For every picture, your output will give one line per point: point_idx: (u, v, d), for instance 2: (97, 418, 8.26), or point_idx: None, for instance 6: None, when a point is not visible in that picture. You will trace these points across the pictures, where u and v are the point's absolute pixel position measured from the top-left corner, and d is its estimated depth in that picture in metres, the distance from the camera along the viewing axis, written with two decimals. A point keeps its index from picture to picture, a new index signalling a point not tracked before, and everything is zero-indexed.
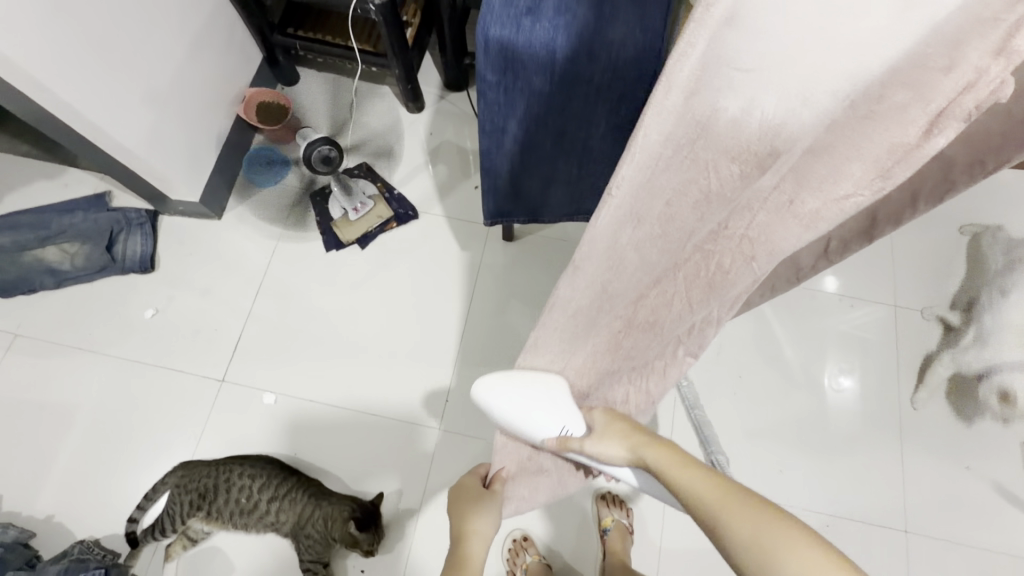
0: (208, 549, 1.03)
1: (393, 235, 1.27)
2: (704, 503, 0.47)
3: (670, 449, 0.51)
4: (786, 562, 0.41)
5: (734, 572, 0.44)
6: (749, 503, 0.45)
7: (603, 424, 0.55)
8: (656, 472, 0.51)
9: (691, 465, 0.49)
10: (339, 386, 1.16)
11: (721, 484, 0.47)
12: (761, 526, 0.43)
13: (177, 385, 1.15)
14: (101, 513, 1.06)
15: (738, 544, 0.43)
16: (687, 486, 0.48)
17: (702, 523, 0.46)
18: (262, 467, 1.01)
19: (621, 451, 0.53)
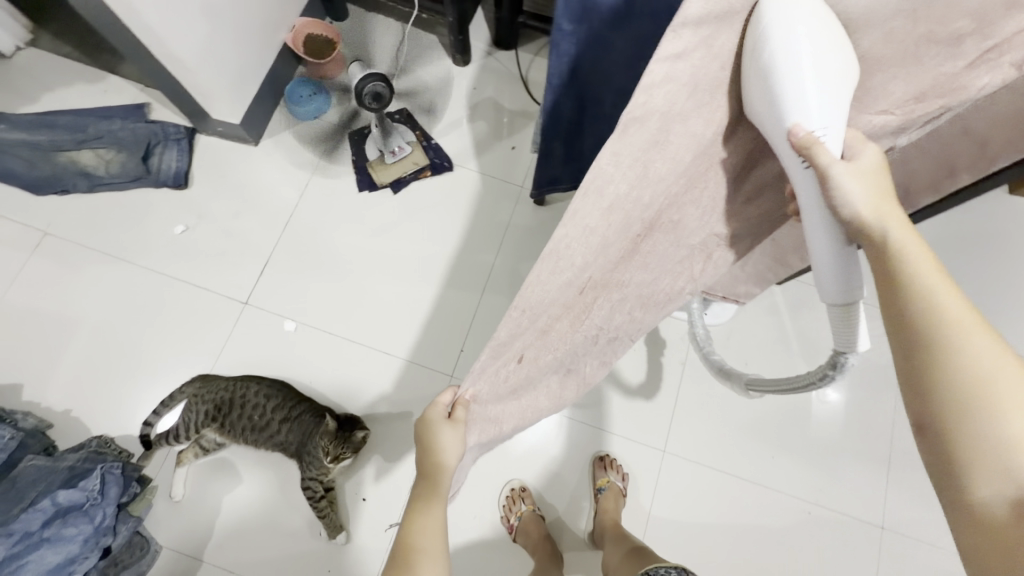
0: (218, 460, 1.07)
1: (425, 184, 1.28)
2: (947, 319, 0.38)
3: (923, 240, 0.41)
4: (1016, 415, 0.35)
5: (920, 420, 0.38)
6: (1002, 347, 0.37)
7: (870, 167, 0.43)
8: (892, 256, 0.41)
9: (931, 259, 0.40)
10: (357, 320, 1.18)
11: (968, 305, 0.38)
12: (982, 349, 0.37)
13: (201, 302, 1.17)
14: (115, 415, 1.09)
15: (965, 367, 0.36)
16: (926, 285, 0.39)
17: (931, 339, 0.38)
18: (278, 389, 1.05)
19: (865, 205, 0.42)
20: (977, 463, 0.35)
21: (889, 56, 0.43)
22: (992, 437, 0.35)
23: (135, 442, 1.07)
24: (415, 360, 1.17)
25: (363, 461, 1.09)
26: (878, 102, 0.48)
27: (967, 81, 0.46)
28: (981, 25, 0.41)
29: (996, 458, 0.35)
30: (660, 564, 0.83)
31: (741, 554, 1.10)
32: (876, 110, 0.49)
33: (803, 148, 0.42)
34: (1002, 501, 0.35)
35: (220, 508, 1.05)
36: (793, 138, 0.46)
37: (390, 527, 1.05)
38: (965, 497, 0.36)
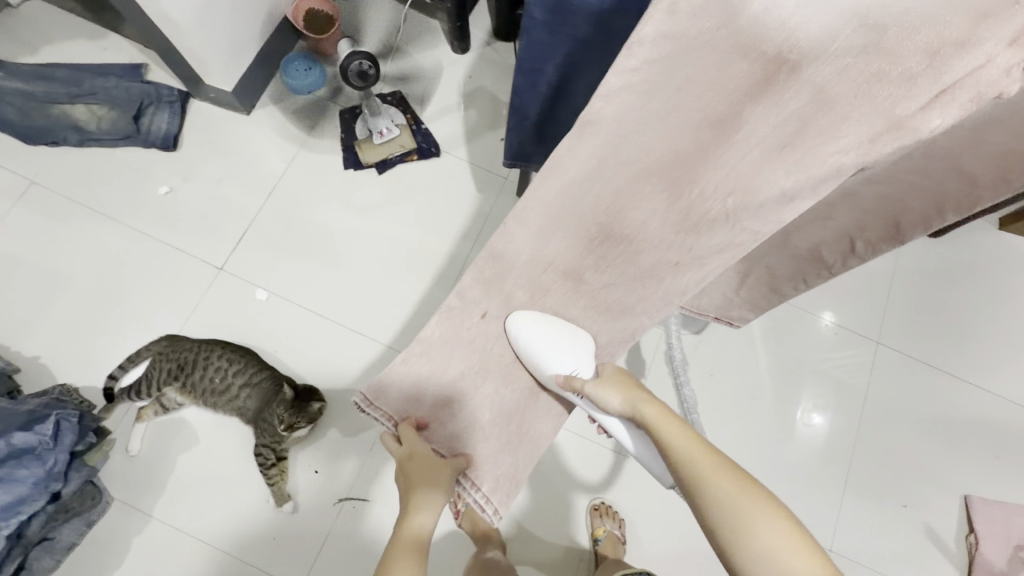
0: (177, 420, 1.09)
1: (411, 167, 1.29)
2: (701, 482, 0.56)
3: (663, 407, 0.63)
4: (762, 535, 0.51)
5: (718, 550, 0.54)
6: (738, 478, 0.55)
7: (611, 378, 0.66)
8: (651, 426, 0.62)
9: (687, 434, 0.59)
10: (328, 296, 1.19)
11: (709, 457, 0.57)
12: (727, 501, 0.54)
13: (177, 263, 1.18)
14: (81, 367, 1.10)
15: (717, 506, 0.54)
16: (685, 457, 0.58)
17: (691, 486, 0.56)
18: (241, 355, 1.06)
19: (619, 400, 0.65)
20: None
21: (840, 94, 0.52)
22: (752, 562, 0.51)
23: (98, 395, 1.09)
24: (380, 340, 1.18)
25: (320, 433, 1.11)
26: (831, 142, 0.53)
27: (917, 126, 0.51)
28: (931, 64, 0.49)
29: (764, 569, 0.50)
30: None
31: (686, 561, 1.11)
32: (831, 149, 0.53)
33: (568, 387, 0.66)
34: None
35: (175, 466, 1.07)
36: (746, 157, 0.56)
37: (340, 501, 1.08)
38: None
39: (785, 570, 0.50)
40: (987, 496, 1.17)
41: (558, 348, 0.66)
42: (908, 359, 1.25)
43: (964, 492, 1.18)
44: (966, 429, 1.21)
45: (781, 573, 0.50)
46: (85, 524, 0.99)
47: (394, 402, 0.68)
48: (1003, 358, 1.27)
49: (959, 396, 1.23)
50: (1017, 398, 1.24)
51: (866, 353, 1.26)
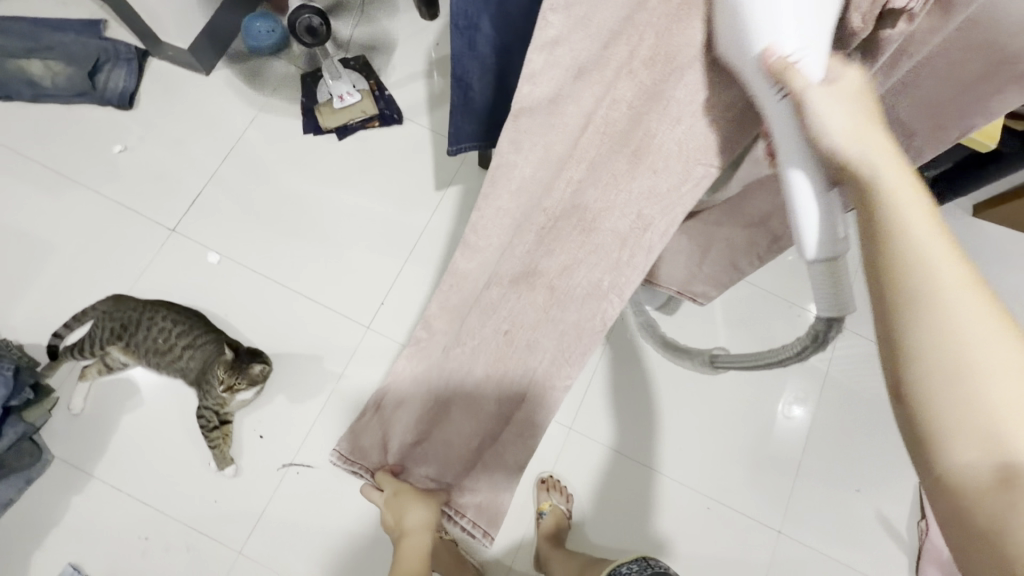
0: (123, 379, 1.08)
1: (373, 134, 1.27)
2: (925, 269, 0.29)
3: (891, 138, 0.34)
4: (993, 364, 0.28)
5: (900, 387, 0.30)
6: (993, 319, 0.29)
7: (851, 83, 0.36)
8: (869, 189, 0.32)
9: (918, 197, 0.31)
10: (280, 260, 1.17)
11: (957, 270, 0.29)
12: (957, 300, 0.29)
13: (128, 223, 1.16)
14: (28, 324, 1.09)
15: (941, 312, 0.29)
16: (918, 240, 0.30)
17: (899, 281, 0.30)
18: (186, 316, 1.04)
19: (845, 127, 0.34)
20: (938, 420, 0.29)
21: None
22: (968, 406, 0.28)
23: (44, 353, 1.08)
24: (332, 308, 1.16)
25: (267, 399, 1.09)
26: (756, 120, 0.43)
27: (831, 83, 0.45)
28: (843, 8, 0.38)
29: (966, 411, 0.28)
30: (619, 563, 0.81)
31: (634, 537, 1.11)
32: (756, 126, 0.44)
33: (777, 74, 0.35)
34: (982, 463, 0.28)
35: (119, 426, 1.06)
36: (674, 143, 0.44)
37: (284, 467, 1.07)
38: (934, 458, 0.30)
39: (1002, 423, 0.28)
40: None
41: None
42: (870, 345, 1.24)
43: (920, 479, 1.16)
44: None
45: (996, 414, 0.28)
46: (24, 481, 0.98)
47: (377, 433, 0.78)
48: None
49: None
50: None
51: None
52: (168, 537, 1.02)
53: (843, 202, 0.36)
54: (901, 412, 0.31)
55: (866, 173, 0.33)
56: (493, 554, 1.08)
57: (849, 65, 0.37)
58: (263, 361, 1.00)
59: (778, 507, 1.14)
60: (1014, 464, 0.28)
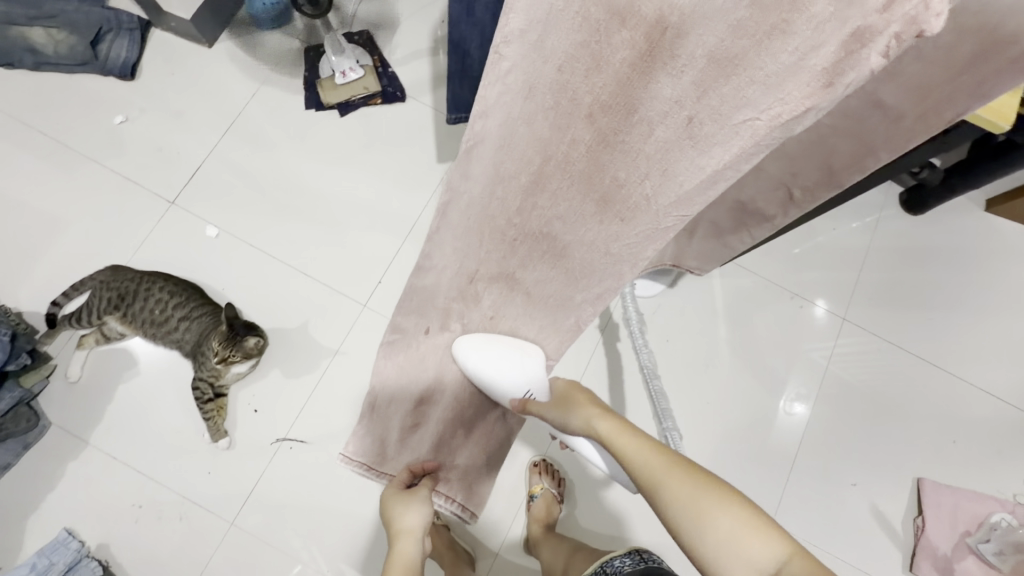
0: (121, 350, 1.08)
1: (375, 111, 1.25)
2: (663, 492, 0.55)
3: (616, 418, 0.63)
4: (715, 520, 0.51)
5: (686, 550, 0.52)
6: (686, 469, 0.55)
7: (567, 392, 0.69)
8: (606, 439, 0.62)
9: (647, 445, 0.59)
10: (278, 235, 1.17)
11: (660, 457, 0.57)
12: (682, 490, 0.53)
13: (128, 194, 1.16)
14: (27, 291, 1.10)
15: (666, 492, 0.54)
16: (643, 454, 0.58)
17: (647, 489, 0.56)
18: (183, 288, 1.04)
19: (577, 418, 0.66)
20: (711, 560, 0.50)
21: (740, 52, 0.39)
22: (719, 535, 0.50)
23: (42, 320, 1.08)
24: (328, 285, 1.15)
25: (262, 372, 1.10)
26: (740, 108, 0.41)
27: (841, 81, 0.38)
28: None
29: (722, 550, 0.50)
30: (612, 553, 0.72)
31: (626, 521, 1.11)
32: (739, 120, 0.42)
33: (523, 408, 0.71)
34: None
35: (115, 395, 1.06)
36: (652, 138, 0.46)
37: (277, 441, 1.07)
38: None
39: (737, 546, 0.49)
40: (940, 479, 1.15)
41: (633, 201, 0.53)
42: (873, 339, 1.22)
43: (917, 475, 1.15)
44: (925, 412, 1.19)
45: (738, 552, 0.49)
46: (21, 447, 1.00)
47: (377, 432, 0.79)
48: (973, 343, 1.23)
49: (920, 380, 1.21)
50: (983, 384, 1.21)
51: (830, 328, 1.23)
52: (161, 505, 1.03)
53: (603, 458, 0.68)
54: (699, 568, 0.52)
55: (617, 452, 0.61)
56: (484, 534, 1.08)
57: (558, 377, 0.73)
58: (259, 335, 1.00)
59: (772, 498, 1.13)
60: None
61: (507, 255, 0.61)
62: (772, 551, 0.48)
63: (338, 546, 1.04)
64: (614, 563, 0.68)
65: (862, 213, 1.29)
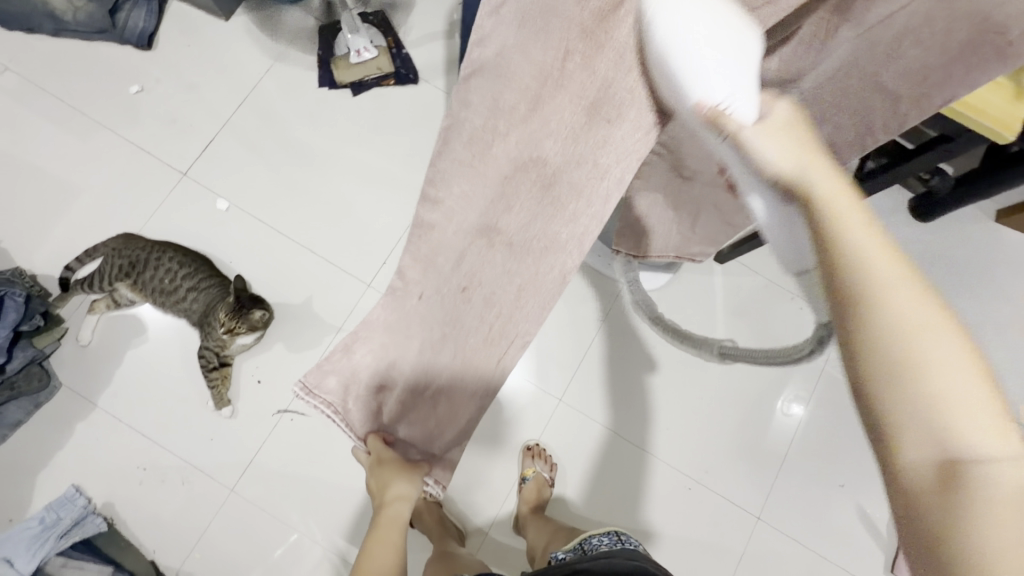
0: (130, 317, 1.11)
1: (388, 92, 1.26)
2: (868, 269, 0.32)
3: (842, 180, 0.36)
4: (941, 377, 0.30)
5: (869, 382, 0.32)
6: (925, 295, 0.32)
7: (780, 121, 0.39)
8: (811, 199, 0.35)
9: (873, 223, 0.34)
10: (286, 211, 1.18)
11: (896, 255, 0.32)
12: (915, 311, 0.31)
13: (142, 164, 1.18)
14: (41, 255, 1.12)
15: (888, 319, 0.31)
16: (881, 299, 0.32)
17: (857, 294, 0.32)
18: (193, 259, 1.07)
19: (788, 160, 0.37)
20: (892, 429, 0.32)
21: None
22: (915, 413, 0.31)
23: (55, 284, 1.11)
24: (333, 262, 1.17)
25: (266, 345, 1.12)
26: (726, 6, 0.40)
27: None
28: None
29: (915, 431, 0.31)
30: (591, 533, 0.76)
31: (614, 508, 1.13)
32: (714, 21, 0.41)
33: (713, 119, 0.40)
34: (929, 467, 0.31)
35: (124, 361, 1.09)
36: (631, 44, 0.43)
37: (279, 413, 1.10)
38: (892, 464, 0.32)
39: (952, 423, 0.30)
40: None
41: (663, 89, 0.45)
42: None
43: None
44: None
45: (946, 429, 0.30)
46: (32, 405, 1.03)
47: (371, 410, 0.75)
48: None
49: None
50: None
51: None
52: (165, 468, 1.06)
53: (790, 230, 0.37)
54: (863, 415, 0.33)
55: (815, 205, 0.35)
56: (475, 514, 1.11)
57: (776, 103, 0.42)
58: (263, 307, 1.02)
59: (760, 493, 1.15)
60: (969, 463, 0.30)
61: (495, 197, 0.54)
62: (996, 444, 0.30)
63: (334, 517, 1.07)
64: (592, 541, 0.72)
65: None
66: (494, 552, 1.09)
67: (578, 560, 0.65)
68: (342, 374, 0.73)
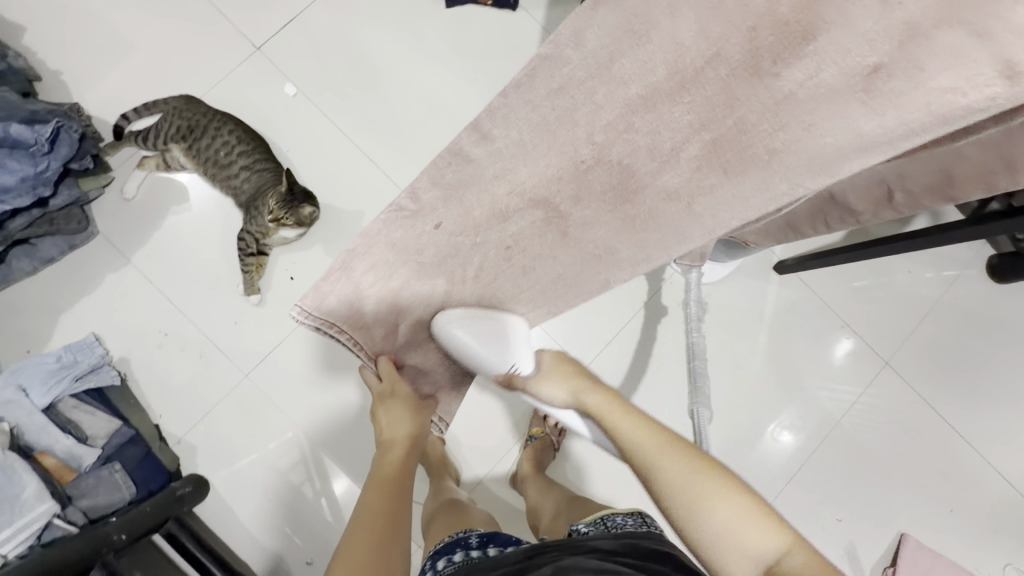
0: (176, 183, 1.08)
1: (483, 11, 1.18)
2: (652, 459, 0.53)
3: (613, 397, 0.59)
4: (713, 512, 0.49)
5: (673, 525, 0.51)
6: (682, 452, 0.53)
7: (549, 368, 0.64)
8: (611, 429, 0.57)
9: (636, 421, 0.56)
10: (353, 113, 1.13)
11: (660, 440, 0.54)
12: (672, 459, 0.52)
13: (216, 29, 1.12)
14: (99, 98, 1.09)
15: (665, 474, 0.52)
16: (665, 475, 0.52)
17: (641, 465, 0.53)
18: (252, 140, 1.03)
19: (563, 393, 0.62)
20: (704, 549, 0.49)
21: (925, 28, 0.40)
22: (704, 536, 0.49)
23: (109, 131, 1.08)
24: (390, 177, 1.13)
25: (306, 244, 1.09)
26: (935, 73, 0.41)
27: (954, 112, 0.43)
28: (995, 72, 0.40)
29: (711, 540, 0.48)
30: (612, 511, 0.75)
31: (610, 487, 1.13)
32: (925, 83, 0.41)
33: (509, 382, 0.65)
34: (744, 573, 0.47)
35: (163, 225, 1.07)
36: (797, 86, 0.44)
37: None
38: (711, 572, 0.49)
39: (731, 534, 0.48)
40: (923, 543, 1.14)
41: (484, 353, 0.64)
42: (909, 393, 1.19)
43: (902, 531, 1.15)
44: (933, 476, 1.17)
45: (730, 540, 0.48)
46: (67, 246, 1.01)
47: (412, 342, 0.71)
48: (1006, 426, 1.19)
49: (939, 444, 1.18)
50: (1001, 468, 1.18)
51: (869, 369, 1.20)
52: (185, 339, 1.06)
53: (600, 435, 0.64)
54: (685, 543, 0.51)
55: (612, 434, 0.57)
56: (475, 460, 1.11)
57: (546, 349, 0.66)
58: (313, 204, 0.99)
59: None
60: (766, 567, 0.47)
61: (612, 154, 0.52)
62: (766, 544, 0.47)
63: (338, 428, 1.08)
64: (614, 519, 0.71)
65: (942, 264, 1.23)
66: (487, 500, 1.10)
67: (600, 534, 0.64)
68: (351, 293, 0.63)
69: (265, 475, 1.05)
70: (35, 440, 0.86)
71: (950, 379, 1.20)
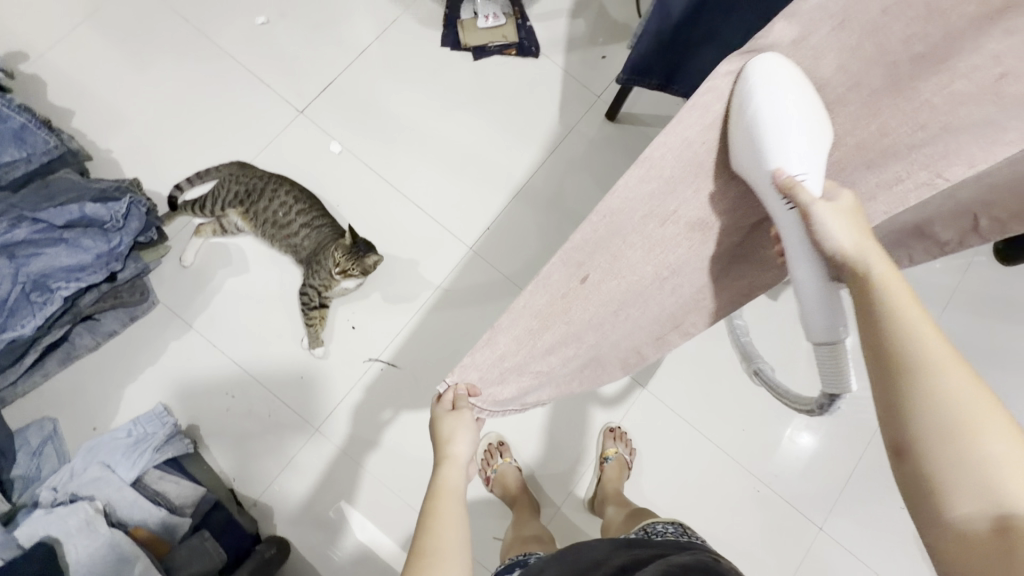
0: (232, 247, 1.10)
1: (508, 61, 1.27)
2: (918, 354, 0.38)
3: (903, 279, 0.42)
4: (985, 442, 0.34)
5: (897, 452, 0.37)
6: (981, 384, 0.36)
7: (848, 209, 0.48)
8: (877, 287, 0.42)
9: (925, 319, 0.39)
10: (395, 164, 1.18)
11: (950, 351, 0.37)
12: (950, 381, 0.36)
13: (261, 99, 1.17)
14: (149, 169, 1.12)
15: (934, 399, 0.36)
16: (936, 384, 0.36)
17: (905, 369, 0.38)
18: (307, 196, 1.07)
19: (852, 241, 0.46)
20: (948, 483, 0.35)
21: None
22: (972, 464, 0.34)
23: (163, 202, 1.11)
24: (438, 221, 1.18)
25: (364, 293, 1.12)
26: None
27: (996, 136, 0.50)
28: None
29: (970, 477, 0.34)
30: (653, 521, 0.79)
31: (682, 501, 1.14)
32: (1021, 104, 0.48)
33: (785, 190, 0.50)
34: (984, 518, 0.33)
35: (222, 288, 1.09)
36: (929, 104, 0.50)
37: (369, 361, 1.10)
38: (941, 513, 0.35)
39: (994, 472, 0.34)
40: None
41: None
42: None
43: None
44: None
45: (997, 488, 0.33)
46: (128, 317, 1.01)
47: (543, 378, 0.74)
48: None
49: None
50: None
51: None
52: (252, 398, 1.06)
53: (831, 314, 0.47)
54: (910, 486, 0.37)
55: (880, 298, 0.41)
56: (550, 488, 1.12)
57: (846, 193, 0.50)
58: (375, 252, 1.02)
59: (824, 504, 1.15)
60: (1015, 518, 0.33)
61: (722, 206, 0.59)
62: None
63: (410, 475, 1.07)
64: (654, 527, 0.75)
65: (955, 254, 1.32)
66: (565, 528, 1.11)
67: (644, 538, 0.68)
68: None
69: (337, 530, 1.03)
70: (127, 516, 0.85)
71: (981, 359, 1.27)
